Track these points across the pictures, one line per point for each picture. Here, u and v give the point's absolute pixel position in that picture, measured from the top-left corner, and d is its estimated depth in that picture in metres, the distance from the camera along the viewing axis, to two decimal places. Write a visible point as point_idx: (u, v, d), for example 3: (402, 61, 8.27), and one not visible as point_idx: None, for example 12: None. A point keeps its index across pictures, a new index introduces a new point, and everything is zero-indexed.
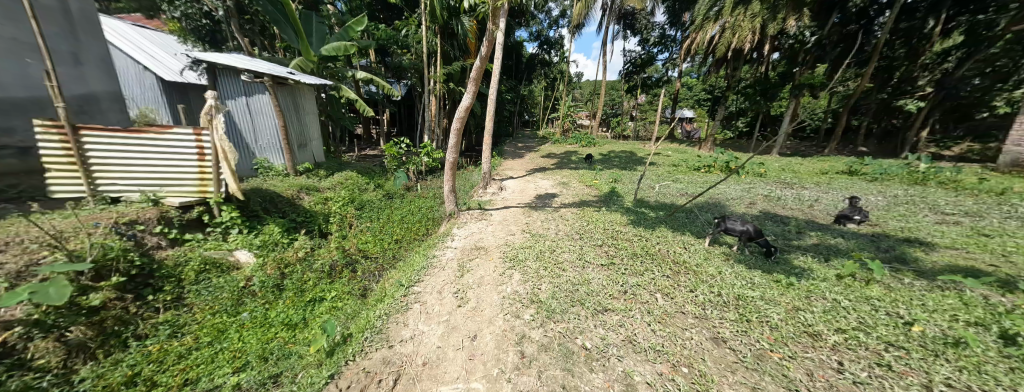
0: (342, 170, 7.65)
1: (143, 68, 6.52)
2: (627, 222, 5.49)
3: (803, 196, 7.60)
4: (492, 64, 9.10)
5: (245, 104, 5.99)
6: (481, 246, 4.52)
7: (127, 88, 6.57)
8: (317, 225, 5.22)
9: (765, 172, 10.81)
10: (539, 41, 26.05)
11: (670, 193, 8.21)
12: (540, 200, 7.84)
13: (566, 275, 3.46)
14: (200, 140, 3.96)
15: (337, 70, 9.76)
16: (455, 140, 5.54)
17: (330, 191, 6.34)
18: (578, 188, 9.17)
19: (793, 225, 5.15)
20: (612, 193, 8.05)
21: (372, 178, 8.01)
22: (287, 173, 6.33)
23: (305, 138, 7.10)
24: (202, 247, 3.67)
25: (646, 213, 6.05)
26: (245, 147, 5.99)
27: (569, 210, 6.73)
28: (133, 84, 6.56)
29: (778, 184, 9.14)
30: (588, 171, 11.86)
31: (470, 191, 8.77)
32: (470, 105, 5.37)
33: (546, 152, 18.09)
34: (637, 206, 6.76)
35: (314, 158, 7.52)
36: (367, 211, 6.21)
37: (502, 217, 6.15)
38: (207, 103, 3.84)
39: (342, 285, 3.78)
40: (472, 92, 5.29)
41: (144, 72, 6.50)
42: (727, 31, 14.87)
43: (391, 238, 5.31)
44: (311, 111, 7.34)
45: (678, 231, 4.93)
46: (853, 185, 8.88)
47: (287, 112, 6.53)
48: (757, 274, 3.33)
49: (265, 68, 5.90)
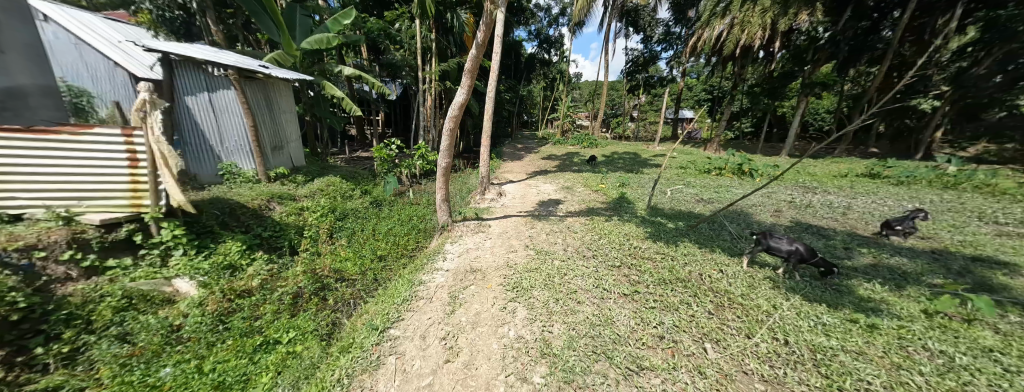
0: (323, 175, 6.90)
1: (113, 63, 5.44)
2: (644, 235, 4.82)
3: (831, 202, 6.96)
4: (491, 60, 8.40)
5: (207, 100, 5.27)
6: (477, 268, 3.82)
7: (93, 84, 5.51)
8: (288, 240, 4.52)
9: (781, 176, 10.18)
10: (539, 40, 25.57)
11: (685, 198, 7.57)
12: (542, 207, 7.17)
13: (583, 313, 2.75)
14: (131, 143, 3.25)
15: (322, 67, 9.07)
16: (448, 142, 4.83)
17: (308, 200, 5.63)
18: (584, 193, 8.51)
19: (836, 239, 4.48)
20: (622, 200, 7.39)
21: (359, 183, 7.31)
22: (258, 179, 5.61)
23: (282, 140, 6.39)
24: (129, 278, 3.01)
25: (664, 224, 5.37)
26: (207, 149, 5.28)
27: (577, 219, 6.05)
28: (108, 85, 5.56)
29: (799, 188, 8.51)
30: (593, 174, 11.19)
31: (467, 197, 8.08)
32: (465, 101, 4.66)
33: (548, 154, 17.41)
34: (652, 214, 6.10)
35: (293, 162, 6.78)
36: (350, 222, 5.52)
37: (501, 228, 5.45)
38: (138, 97, 3.11)
39: (305, 322, 3.04)
40: (467, 86, 4.57)
41: (116, 68, 5.44)
42: (735, 27, 14.33)
43: (374, 254, 4.61)
44: (288, 109, 6.65)
45: (705, 247, 4.26)
46: (879, 190, 8.23)
47: (259, 111, 5.82)
48: (824, 312, 2.63)
49: (232, 60, 5.21)
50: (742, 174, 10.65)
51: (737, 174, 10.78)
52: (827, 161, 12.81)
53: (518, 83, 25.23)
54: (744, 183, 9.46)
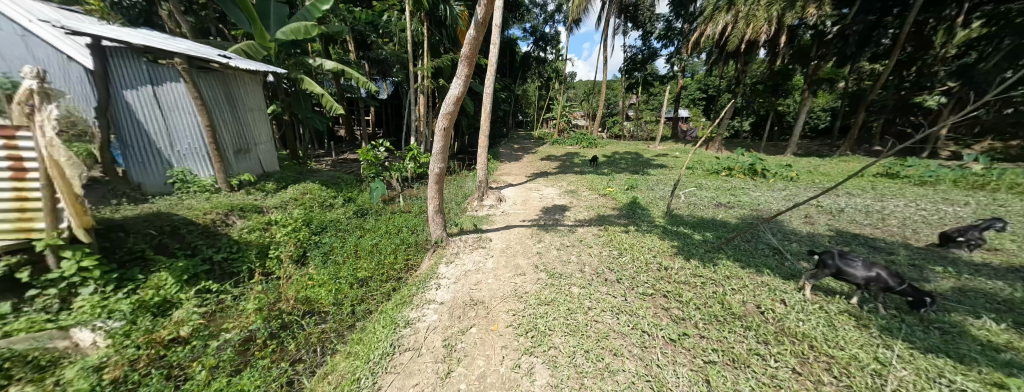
0: (300, 181, 6.07)
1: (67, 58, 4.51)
2: (671, 250, 4.15)
3: (863, 206, 6.40)
4: (489, 54, 7.65)
5: (152, 95, 4.43)
6: (478, 300, 3.09)
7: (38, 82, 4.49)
8: (248, 263, 3.74)
9: (795, 177, 9.68)
10: (534, 37, 24.97)
11: (701, 203, 6.95)
12: (547, 215, 6.48)
13: (624, 373, 2.05)
14: (13, 148, 2.35)
15: (300, 59, 8.23)
16: (441, 144, 4.05)
17: (278, 212, 4.84)
18: (591, 197, 7.85)
19: (897, 255, 3.88)
20: (635, 206, 6.74)
21: (342, 190, 6.51)
22: (218, 188, 4.76)
23: (249, 143, 5.50)
24: (4, 332, 2.19)
25: (689, 236, 4.70)
26: (154, 153, 4.47)
27: (588, 229, 5.36)
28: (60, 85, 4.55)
29: (821, 190, 7.97)
30: (597, 176, 10.54)
31: (464, 204, 7.35)
32: (462, 94, 3.91)
33: (547, 154, 16.76)
34: (673, 224, 5.42)
35: (263, 167, 5.88)
36: (329, 240, 4.77)
37: (504, 242, 4.75)
38: (22, 84, 2.29)
39: (250, 384, 2.22)
40: (465, 77, 3.81)
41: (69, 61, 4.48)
42: (740, 22, 13.82)
43: (356, 277, 3.89)
44: (256, 107, 5.78)
45: (748, 267, 3.59)
46: (904, 191, 7.76)
47: (218, 108, 4.92)
48: (951, 371, 1.97)
49: (181, 47, 4.38)
50: (754, 175, 10.09)
51: (749, 174, 10.20)
52: (835, 160, 12.40)
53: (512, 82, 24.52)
54: (758, 185, 8.90)
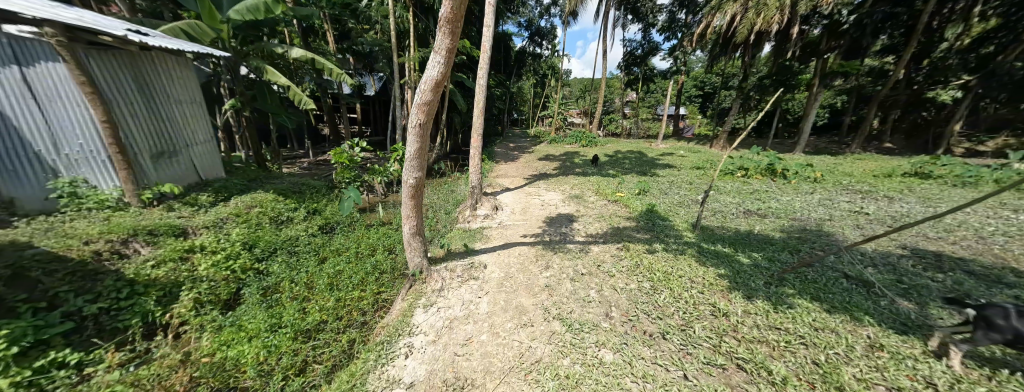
0: (248, 191, 4.95)
1: None
2: (722, 282, 3.16)
3: (911, 213, 5.64)
4: (482, 38, 6.56)
5: (22, 82, 3.60)
6: (465, 382, 2.07)
7: None
8: (143, 314, 2.66)
9: (819, 178, 8.98)
10: (530, 31, 23.89)
11: (727, 210, 6.08)
12: (552, 226, 5.54)
13: None
14: None
15: (263, 46, 7.07)
16: (414, 145, 2.96)
17: (207, 234, 3.74)
18: (600, 203, 6.94)
19: (1019, 289, 2.95)
20: (653, 216, 5.78)
21: (304, 200, 5.42)
22: (125, 204, 3.67)
23: (176, 144, 4.42)
24: None
25: (734, 259, 3.74)
26: (29, 156, 3.67)
27: (604, 247, 4.44)
28: None
29: (855, 194, 7.20)
30: (603, 177, 9.64)
31: (456, 214, 6.37)
32: (441, 78, 2.78)
33: (545, 153, 15.82)
34: (708, 240, 4.45)
35: (200, 174, 4.80)
36: (276, 271, 3.71)
37: (501, 269, 3.76)
38: None
39: None
40: (445, 52, 2.67)
41: None
42: (750, 12, 13.02)
43: (300, 330, 2.82)
44: (186, 99, 4.70)
45: (837, 312, 2.64)
46: (943, 192, 7.11)
47: (125, 98, 3.83)
48: None
49: (61, 14, 3.28)
50: (774, 176, 9.25)
51: (767, 175, 9.38)
52: (850, 158, 11.77)
53: (507, 79, 23.46)
54: (782, 187, 8.09)
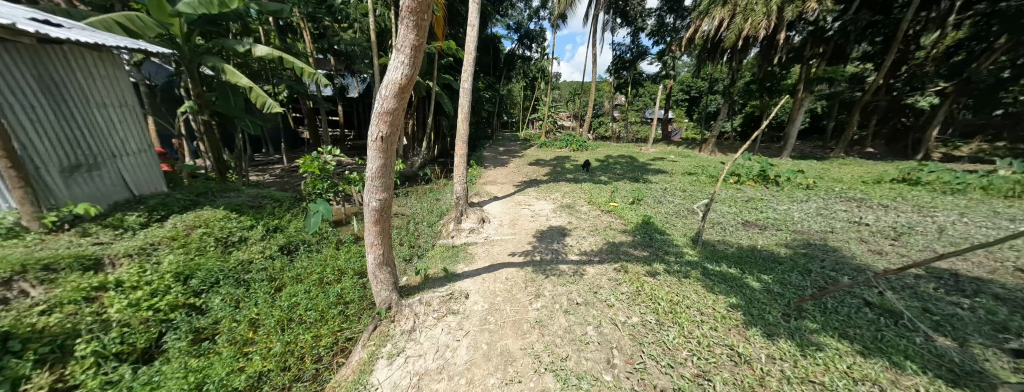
0: (192, 210, 4.32)
1: None
2: (736, 315, 2.75)
3: (910, 223, 5.48)
4: (468, 37, 6.09)
5: None
6: None
7: None
8: (11, 382, 2.02)
9: (812, 184, 8.90)
10: (519, 34, 23.60)
11: (726, 221, 5.80)
12: (544, 241, 5.11)
13: None
14: None
15: (221, 42, 6.39)
16: (374, 163, 2.46)
17: (131, 266, 3.15)
18: (593, 214, 6.57)
19: None
20: (650, 228, 5.41)
21: (264, 217, 4.82)
22: (20, 230, 3.09)
23: (96, 156, 3.93)
24: None
25: (744, 283, 3.36)
26: None
27: (600, 268, 4.02)
28: None
29: (850, 202, 7.09)
30: (595, 184, 9.30)
31: (440, 227, 5.86)
32: (406, 82, 2.28)
33: (535, 158, 15.46)
34: (711, 259, 4.07)
35: (129, 188, 4.32)
36: (215, 308, 3.17)
37: (483, 301, 3.27)
38: None
39: None
40: (409, 50, 2.19)
41: None
42: (737, 17, 13.07)
43: (225, 390, 2.24)
44: (102, 102, 4.10)
45: (874, 355, 2.23)
46: (933, 199, 7.10)
47: (24, 103, 3.30)
48: None
49: None
50: (766, 182, 9.12)
51: (759, 182, 9.25)
52: (835, 164, 11.87)
53: (497, 81, 23.06)
54: (777, 194, 7.92)
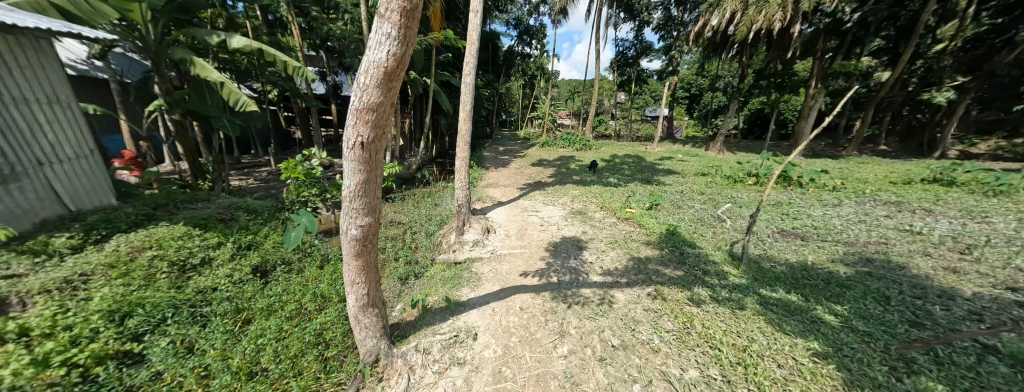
0: (145, 228, 3.66)
1: None
2: (829, 370, 2.12)
3: (972, 232, 4.84)
4: (470, 26, 5.41)
5: None
6: None
7: None
8: None
9: (837, 185, 8.28)
10: (518, 30, 22.85)
11: (760, 230, 5.18)
12: (557, 256, 4.45)
13: None
14: None
15: (193, 33, 5.70)
16: (354, 177, 1.79)
17: (46, 305, 2.42)
18: (608, 221, 5.92)
19: None
20: (677, 240, 4.75)
21: (233, 232, 4.14)
22: None
23: (12, 164, 3.26)
24: None
25: (817, 317, 2.73)
26: None
27: (631, 293, 3.38)
28: None
29: (888, 206, 6.47)
30: (605, 187, 8.62)
31: (439, 239, 5.18)
32: (400, 59, 1.60)
33: (537, 158, 14.76)
34: (762, 282, 3.43)
35: (58, 202, 3.66)
36: (158, 355, 2.42)
37: (493, 346, 2.61)
38: None
39: None
40: (405, 14, 1.52)
41: None
42: (750, 9, 12.44)
43: None
44: (21, 98, 3.44)
45: None
46: (979, 202, 6.47)
47: None
48: None
49: None
50: (789, 184, 8.49)
51: (781, 183, 8.63)
52: (854, 163, 11.28)
53: (496, 79, 22.32)
54: (805, 197, 7.30)
